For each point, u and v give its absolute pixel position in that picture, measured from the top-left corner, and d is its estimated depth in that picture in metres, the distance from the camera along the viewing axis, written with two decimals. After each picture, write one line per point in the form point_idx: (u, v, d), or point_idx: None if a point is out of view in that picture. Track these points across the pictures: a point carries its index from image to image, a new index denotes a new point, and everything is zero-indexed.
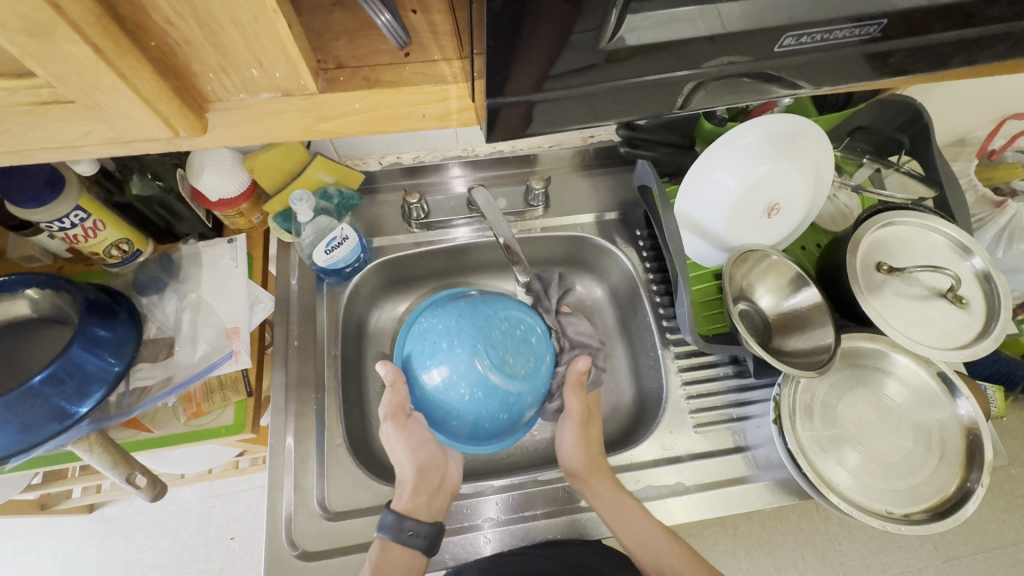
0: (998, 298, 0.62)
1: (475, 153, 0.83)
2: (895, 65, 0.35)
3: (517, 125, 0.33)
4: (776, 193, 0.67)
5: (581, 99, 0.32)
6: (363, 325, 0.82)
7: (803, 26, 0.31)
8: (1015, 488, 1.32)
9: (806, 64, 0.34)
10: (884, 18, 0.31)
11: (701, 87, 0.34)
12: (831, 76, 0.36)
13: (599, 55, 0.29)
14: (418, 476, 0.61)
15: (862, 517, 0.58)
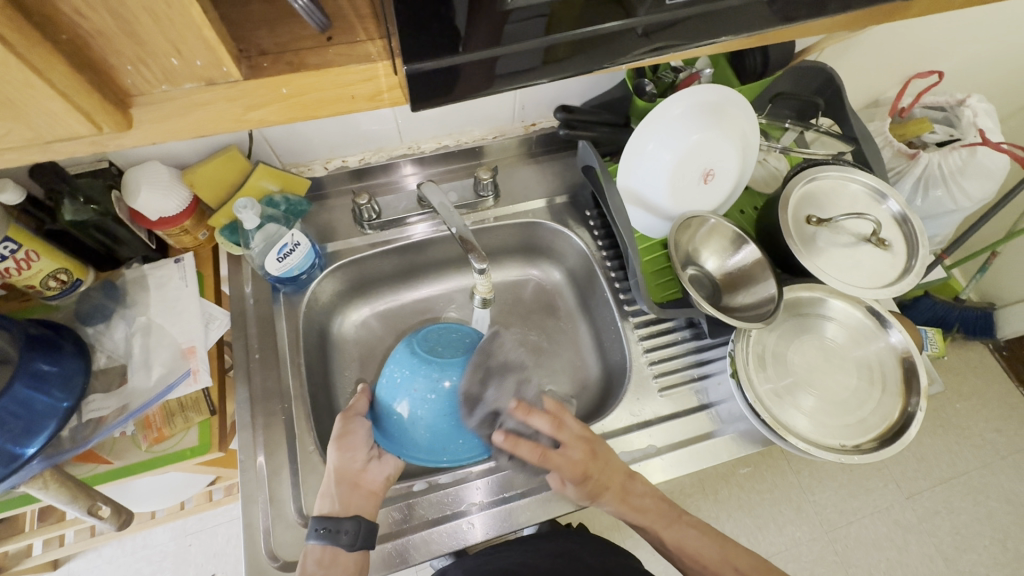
0: (916, 237, 0.68)
1: (420, 150, 0.84)
2: (785, 12, 0.38)
3: (448, 95, 0.34)
4: (709, 160, 0.71)
5: (494, 60, 0.33)
6: (326, 332, 0.82)
7: None
8: (946, 419, 1.59)
9: (710, 19, 0.37)
10: None
11: (610, 51, 0.36)
12: (729, 26, 0.38)
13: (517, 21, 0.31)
14: (343, 471, 0.62)
15: (819, 453, 0.62)
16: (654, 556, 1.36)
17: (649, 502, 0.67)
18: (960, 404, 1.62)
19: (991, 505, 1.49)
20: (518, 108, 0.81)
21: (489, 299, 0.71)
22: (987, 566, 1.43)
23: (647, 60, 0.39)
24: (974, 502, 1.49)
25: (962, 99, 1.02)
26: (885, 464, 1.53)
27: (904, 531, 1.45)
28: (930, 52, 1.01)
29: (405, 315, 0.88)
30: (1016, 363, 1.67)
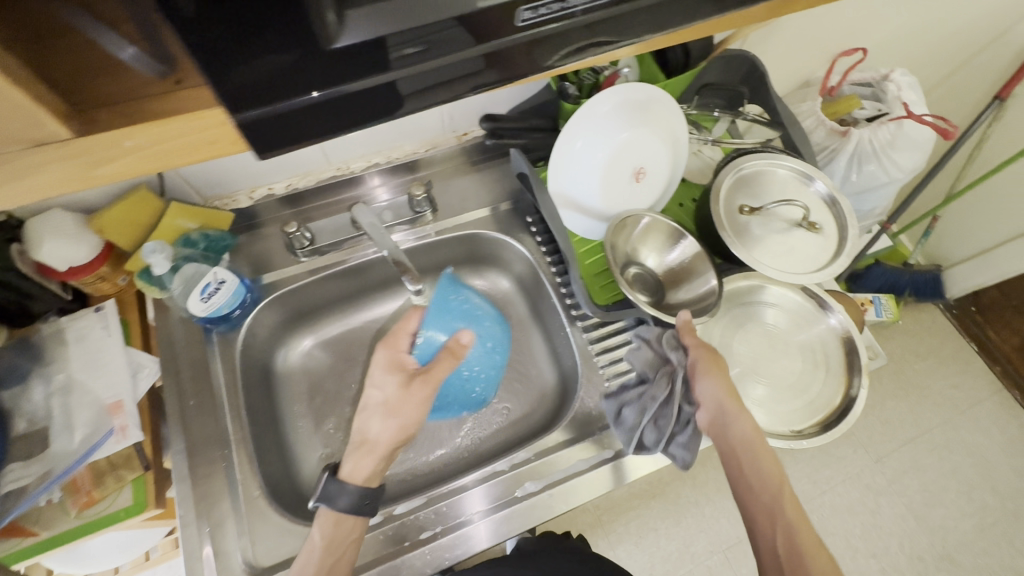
0: (845, 219, 0.69)
1: (351, 170, 0.81)
2: (669, 16, 0.37)
3: (303, 133, 0.33)
4: (639, 158, 0.71)
5: (345, 99, 0.32)
6: (269, 368, 0.79)
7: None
8: (906, 380, 1.64)
9: (578, 39, 0.36)
10: None
11: (474, 80, 0.35)
12: (604, 38, 0.37)
13: (353, 52, 0.29)
14: (361, 433, 0.64)
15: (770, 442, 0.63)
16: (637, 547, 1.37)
17: (753, 456, 0.61)
18: (919, 365, 1.67)
19: (955, 459, 1.55)
20: (447, 119, 0.79)
21: (432, 319, 0.70)
22: (957, 519, 1.48)
23: (536, 75, 0.38)
24: (940, 458, 1.54)
25: (886, 74, 1.05)
26: (852, 430, 1.57)
27: (875, 494, 1.50)
28: (852, 30, 1.03)
29: (353, 340, 0.85)
30: (966, 320, 1.74)
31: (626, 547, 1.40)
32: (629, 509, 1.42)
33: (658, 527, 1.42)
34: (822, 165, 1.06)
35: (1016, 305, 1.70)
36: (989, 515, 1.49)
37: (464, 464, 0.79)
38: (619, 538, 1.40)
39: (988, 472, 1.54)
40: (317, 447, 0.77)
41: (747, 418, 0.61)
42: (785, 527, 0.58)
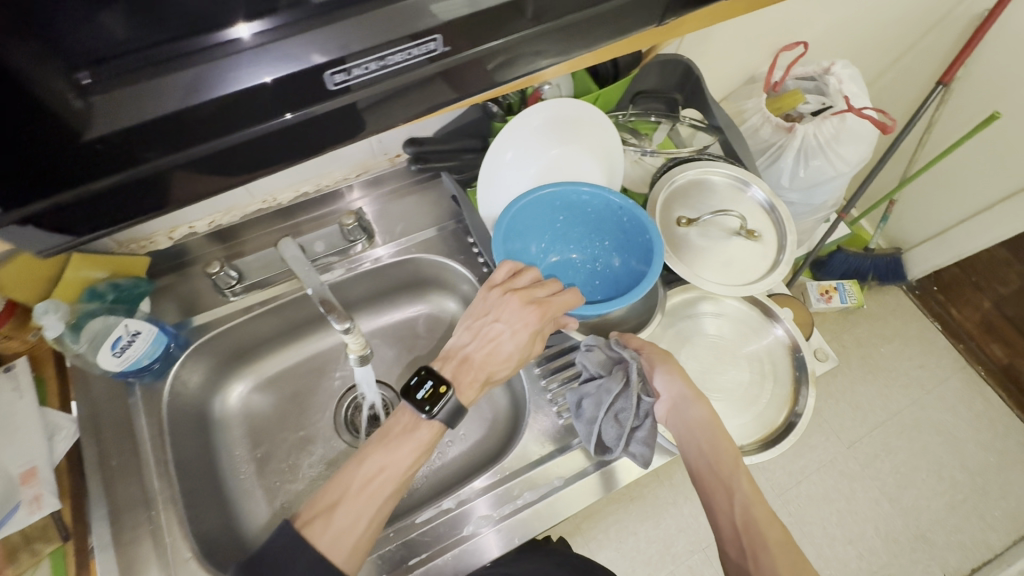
0: (784, 225, 0.68)
1: (278, 202, 0.78)
2: None
3: (157, 197, 0.39)
4: (571, 175, 0.69)
5: (187, 167, 0.38)
6: (204, 414, 0.75)
7: (350, 61, 0.37)
8: (874, 364, 1.66)
9: (406, 92, 0.41)
10: (436, 34, 0.38)
11: (304, 132, 0.40)
12: (440, 90, 0.43)
13: (178, 128, 0.35)
14: (493, 353, 0.62)
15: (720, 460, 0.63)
16: (618, 553, 1.36)
17: (715, 442, 0.62)
18: (885, 348, 1.69)
19: (924, 439, 1.57)
20: (376, 142, 0.76)
21: (366, 355, 0.67)
22: (929, 498, 1.50)
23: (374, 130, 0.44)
24: (909, 439, 1.56)
25: (827, 67, 1.04)
26: (823, 417, 1.58)
27: (849, 479, 1.51)
28: (792, 24, 1.01)
29: (295, 376, 0.82)
30: (929, 300, 1.76)
31: (608, 554, 1.36)
32: (606, 516, 1.38)
33: (638, 530, 1.39)
34: (769, 163, 1.05)
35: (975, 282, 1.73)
36: (959, 492, 1.51)
37: (416, 500, 0.76)
38: (600, 545, 1.36)
39: (956, 450, 1.56)
40: (261, 493, 0.74)
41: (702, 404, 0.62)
42: (742, 511, 0.59)
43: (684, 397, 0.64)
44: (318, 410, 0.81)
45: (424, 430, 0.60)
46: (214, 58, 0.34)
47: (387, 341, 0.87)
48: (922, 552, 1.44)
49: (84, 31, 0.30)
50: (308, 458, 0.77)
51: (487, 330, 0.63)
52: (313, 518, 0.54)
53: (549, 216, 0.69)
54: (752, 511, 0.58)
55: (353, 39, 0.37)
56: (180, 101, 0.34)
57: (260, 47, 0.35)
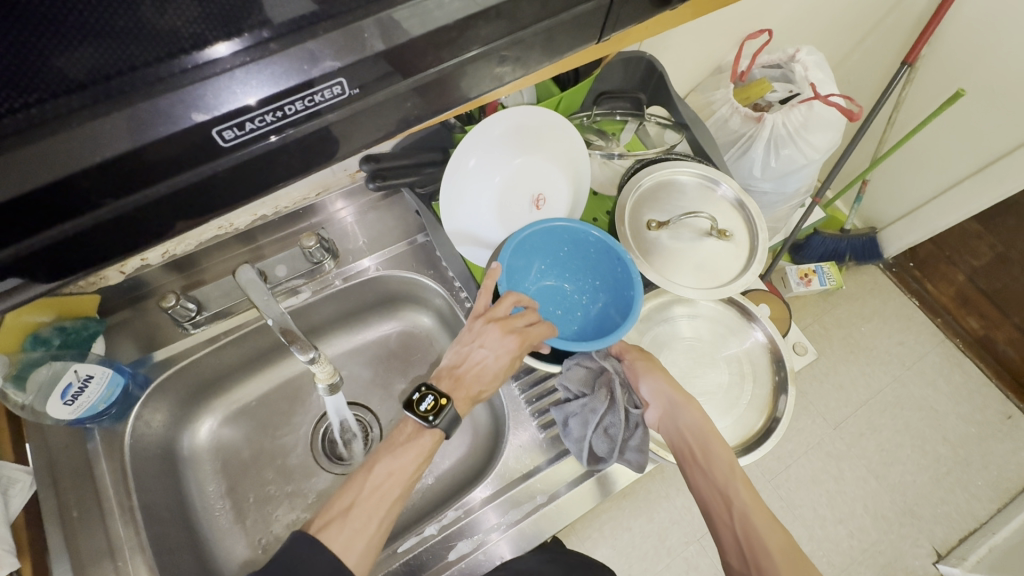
0: (755, 221, 0.67)
1: (234, 225, 0.74)
2: None
3: (40, 275, 0.33)
4: (536, 184, 0.67)
5: (90, 235, 0.32)
6: (172, 453, 0.72)
7: (234, 117, 0.30)
8: (856, 344, 1.68)
9: (318, 142, 0.35)
10: (340, 77, 0.32)
11: (209, 195, 0.34)
12: (381, 120, 0.37)
13: (53, 202, 0.29)
14: (482, 365, 0.61)
15: None
16: (614, 551, 1.36)
17: (708, 447, 0.62)
18: (865, 327, 1.71)
19: (907, 415, 1.59)
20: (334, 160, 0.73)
21: (335, 383, 0.64)
22: (914, 473, 1.52)
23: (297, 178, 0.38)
24: (892, 416, 1.58)
25: (792, 54, 1.03)
26: (808, 400, 1.60)
27: (836, 460, 1.53)
28: (756, 13, 1.00)
29: (267, 405, 0.80)
30: (905, 277, 1.78)
31: (604, 551, 1.35)
32: (600, 513, 1.38)
33: (633, 526, 1.39)
34: (740, 154, 1.04)
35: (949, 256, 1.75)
36: (943, 466, 1.53)
37: (398, 526, 0.74)
38: (596, 544, 1.35)
39: (939, 424, 1.58)
40: (238, 529, 0.72)
41: (696, 409, 0.61)
42: (744, 517, 0.58)
43: (674, 405, 0.63)
44: (293, 438, 0.78)
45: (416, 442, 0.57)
46: (90, 120, 0.28)
47: (361, 361, 0.85)
48: (910, 527, 1.47)
49: (33, 73, 0.26)
50: (285, 489, 0.75)
51: (472, 353, 0.61)
52: (327, 526, 0.52)
53: (553, 244, 0.66)
54: (751, 516, 0.58)
55: (253, 84, 0.30)
56: (49, 174, 0.28)
57: (145, 103, 0.29)
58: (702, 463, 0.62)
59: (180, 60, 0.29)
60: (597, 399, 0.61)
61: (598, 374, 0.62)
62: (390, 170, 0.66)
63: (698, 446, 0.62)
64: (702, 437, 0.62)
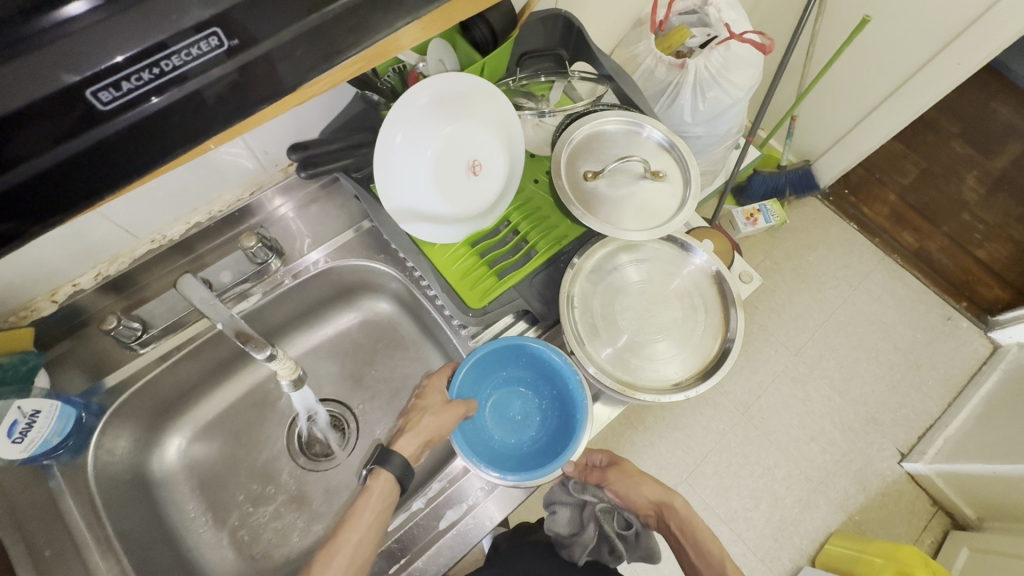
0: (685, 159, 0.69)
1: (169, 238, 0.72)
2: (376, 20, 0.33)
3: None
4: (469, 151, 0.67)
5: None
6: (142, 478, 0.70)
7: (102, 74, 0.25)
8: (806, 273, 1.76)
9: (219, 110, 0.30)
10: (216, 27, 0.27)
11: (106, 172, 0.29)
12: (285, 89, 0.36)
13: None
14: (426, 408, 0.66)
15: (665, 398, 0.66)
16: None
17: (660, 493, 0.80)
18: (812, 256, 1.79)
19: (859, 331, 1.69)
20: (260, 154, 0.71)
21: (299, 378, 0.64)
22: (872, 384, 1.63)
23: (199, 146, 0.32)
24: (847, 334, 1.68)
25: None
26: (769, 333, 1.68)
27: (802, 384, 1.62)
28: None
29: (236, 415, 0.78)
30: (843, 203, 1.86)
31: None
32: None
33: None
34: (670, 102, 1.07)
35: (879, 178, 1.88)
36: (896, 372, 1.64)
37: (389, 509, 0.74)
38: None
39: (889, 335, 1.68)
40: (225, 542, 0.71)
41: (644, 480, 0.79)
42: (688, 530, 0.78)
43: (658, 506, 0.80)
44: (268, 443, 0.78)
45: (377, 484, 0.61)
46: None
47: (326, 357, 0.84)
48: (874, 433, 1.57)
49: None
50: (269, 493, 0.75)
51: (419, 420, 0.64)
52: (312, 568, 0.56)
53: (513, 353, 0.70)
54: (690, 516, 0.79)
55: (115, 40, 0.25)
56: None
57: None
58: (684, 526, 0.78)
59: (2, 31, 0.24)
60: (587, 534, 0.77)
61: (579, 508, 0.78)
62: (319, 156, 0.64)
63: (655, 496, 0.80)
64: (651, 485, 0.80)
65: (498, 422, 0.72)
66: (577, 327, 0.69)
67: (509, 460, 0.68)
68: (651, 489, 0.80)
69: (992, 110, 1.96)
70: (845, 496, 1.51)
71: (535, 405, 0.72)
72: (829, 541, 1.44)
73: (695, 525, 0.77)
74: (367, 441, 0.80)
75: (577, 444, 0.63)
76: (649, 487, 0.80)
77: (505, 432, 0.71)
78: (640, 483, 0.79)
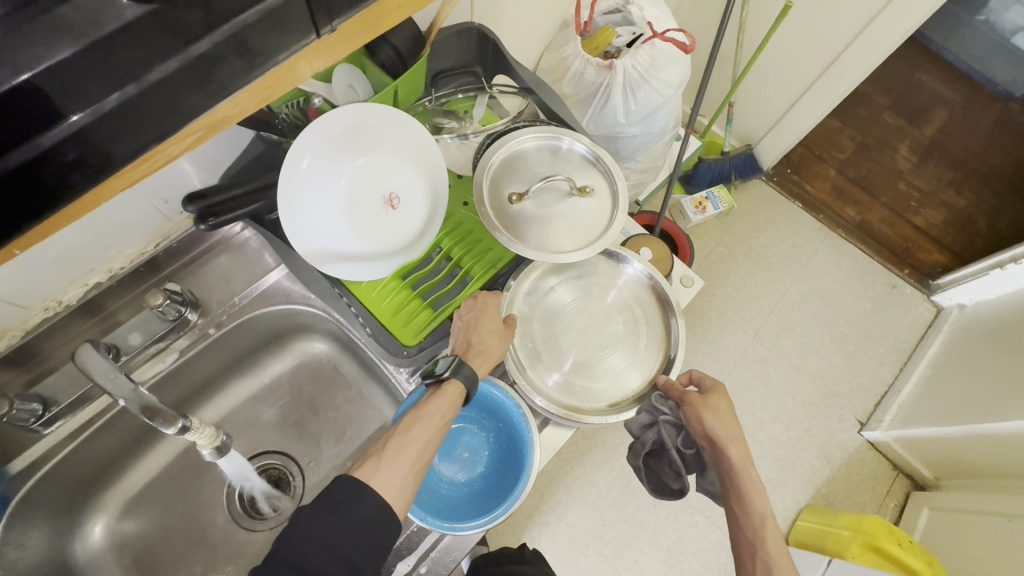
0: (611, 172, 0.67)
1: (65, 304, 0.65)
2: (222, 85, 0.29)
3: None
4: (385, 182, 0.64)
5: None
6: (65, 567, 0.65)
7: None
8: (757, 256, 1.79)
9: None
10: None
11: None
12: None
13: None
14: (486, 326, 0.64)
15: (613, 419, 0.65)
16: (587, 508, 1.40)
17: (729, 433, 0.62)
18: (761, 237, 1.82)
19: (812, 307, 1.73)
20: (161, 203, 0.66)
21: (222, 445, 0.60)
22: (828, 357, 1.67)
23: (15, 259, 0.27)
24: (800, 311, 1.72)
25: None
26: (727, 318, 1.70)
27: (762, 364, 1.65)
28: None
29: (167, 482, 0.73)
30: (786, 182, 1.90)
31: (576, 511, 1.40)
32: (564, 477, 1.42)
33: (597, 480, 1.42)
34: (602, 104, 1.05)
35: (818, 154, 1.93)
36: (850, 344, 1.69)
37: None
38: None
39: (840, 308, 1.73)
40: None
41: (715, 416, 0.63)
42: (746, 486, 0.61)
43: (711, 445, 0.63)
44: (205, 508, 0.73)
45: (445, 393, 0.60)
46: None
47: (263, 406, 0.79)
48: (834, 406, 1.62)
49: None
50: (211, 562, 0.70)
51: (486, 340, 0.63)
52: (383, 453, 0.56)
53: None
54: (744, 468, 0.61)
55: None
56: None
57: None
58: (734, 466, 0.61)
59: None
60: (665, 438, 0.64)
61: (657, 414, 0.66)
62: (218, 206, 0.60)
63: (721, 441, 0.62)
64: (719, 425, 0.63)
65: (444, 464, 0.69)
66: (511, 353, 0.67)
67: (458, 503, 0.65)
68: (721, 432, 0.63)
69: (918, 80, 2.03)
70: (812, 470, 1.55)
71: (481, 439, 0.70)
72: (800, 517, 1.48)
73: (748, 480, 0.61)
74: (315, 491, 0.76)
75: (524, 483, 0.60)
76: (725, 426, 0.63)
77: (453, 475, 0.69)
78: (710, 418, 0.63)
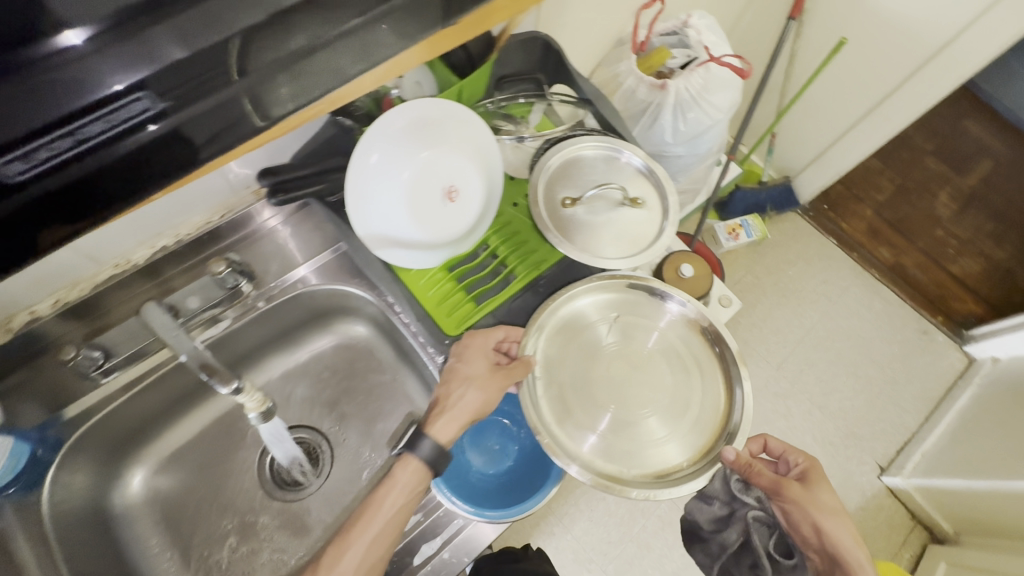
0: (664, 186, 0.69)
1: (134, 262, 0.69)
2: None
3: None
4: (446, 176, 0.66)
5: None
6: (102, 513, 0.68)
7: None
8: (785, 289, 1.78)
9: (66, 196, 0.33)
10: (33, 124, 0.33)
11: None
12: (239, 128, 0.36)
13: None
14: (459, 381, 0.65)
15: (663, 491, 0.63)
16: (593, 523, 1.39)
17: (842, 535, 0.60)
18: (792, 271, 1.81)
19: (838, 345, 1.71)
20: (232, 176, 0.69)
21: (267, 410, 0.62)
22: (850, 398, 1.64)
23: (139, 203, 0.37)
24: (825, 349, 1.70)
25: (685, 20, 1.06)
26: (750, 348, 1.69)
27: (783, 399, 1.63)
28: None
29: (203, 444, 0.76)
30: (822, 219, 1.89)
31: (582, 524, 1.39)
32: (573, 489, 1.41)
33: (606, 495, 1.42)
34: (651, 123, 1.07)
35: (857, 194, 1.92)
36: (874, 386, 1.66)
37: None
38: None
39: (867, 349, 1.71)
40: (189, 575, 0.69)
41: (836, 520, 0.61)
42: None
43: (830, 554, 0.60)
44: (238, 473, 0.75)
45: (410, 472, 0.62)
46: None
47: (301, 382, 0.82)
48: (854, 448, 1.59)
49: None
50: (237, 525, 0.72)
51: (464, 394, 0.64)
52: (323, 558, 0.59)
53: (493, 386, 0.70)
54: None
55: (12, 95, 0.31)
56: None
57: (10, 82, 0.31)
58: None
59: (30, 50, 0.31)
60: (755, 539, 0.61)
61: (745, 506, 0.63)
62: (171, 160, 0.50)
63: (839, 543, 0.60)
64: (830, 522, 0.61)
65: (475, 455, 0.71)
66: (541, 410, 0.67)
67: (485, 493, 0.67)
68: (841, 538, 0.60)
69: (965, 128, 2.01)
70: None
71: (512, 435, 0.72)
72: None
73: None
74: (342, 470, 0.77)
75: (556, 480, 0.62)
76: (834, 525, 0.60)
77: (481, 465, 0.71)
78: (823, 520, 0.61)
